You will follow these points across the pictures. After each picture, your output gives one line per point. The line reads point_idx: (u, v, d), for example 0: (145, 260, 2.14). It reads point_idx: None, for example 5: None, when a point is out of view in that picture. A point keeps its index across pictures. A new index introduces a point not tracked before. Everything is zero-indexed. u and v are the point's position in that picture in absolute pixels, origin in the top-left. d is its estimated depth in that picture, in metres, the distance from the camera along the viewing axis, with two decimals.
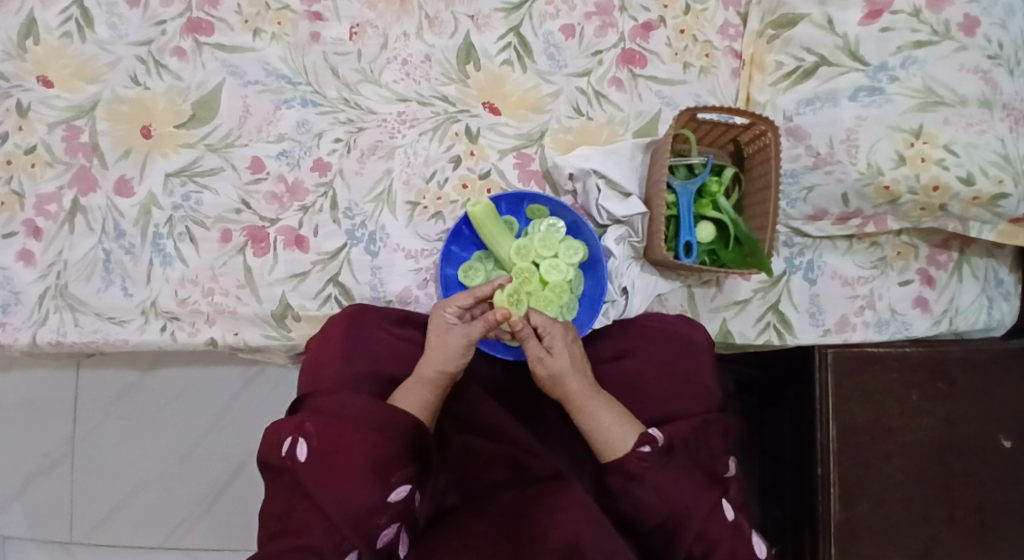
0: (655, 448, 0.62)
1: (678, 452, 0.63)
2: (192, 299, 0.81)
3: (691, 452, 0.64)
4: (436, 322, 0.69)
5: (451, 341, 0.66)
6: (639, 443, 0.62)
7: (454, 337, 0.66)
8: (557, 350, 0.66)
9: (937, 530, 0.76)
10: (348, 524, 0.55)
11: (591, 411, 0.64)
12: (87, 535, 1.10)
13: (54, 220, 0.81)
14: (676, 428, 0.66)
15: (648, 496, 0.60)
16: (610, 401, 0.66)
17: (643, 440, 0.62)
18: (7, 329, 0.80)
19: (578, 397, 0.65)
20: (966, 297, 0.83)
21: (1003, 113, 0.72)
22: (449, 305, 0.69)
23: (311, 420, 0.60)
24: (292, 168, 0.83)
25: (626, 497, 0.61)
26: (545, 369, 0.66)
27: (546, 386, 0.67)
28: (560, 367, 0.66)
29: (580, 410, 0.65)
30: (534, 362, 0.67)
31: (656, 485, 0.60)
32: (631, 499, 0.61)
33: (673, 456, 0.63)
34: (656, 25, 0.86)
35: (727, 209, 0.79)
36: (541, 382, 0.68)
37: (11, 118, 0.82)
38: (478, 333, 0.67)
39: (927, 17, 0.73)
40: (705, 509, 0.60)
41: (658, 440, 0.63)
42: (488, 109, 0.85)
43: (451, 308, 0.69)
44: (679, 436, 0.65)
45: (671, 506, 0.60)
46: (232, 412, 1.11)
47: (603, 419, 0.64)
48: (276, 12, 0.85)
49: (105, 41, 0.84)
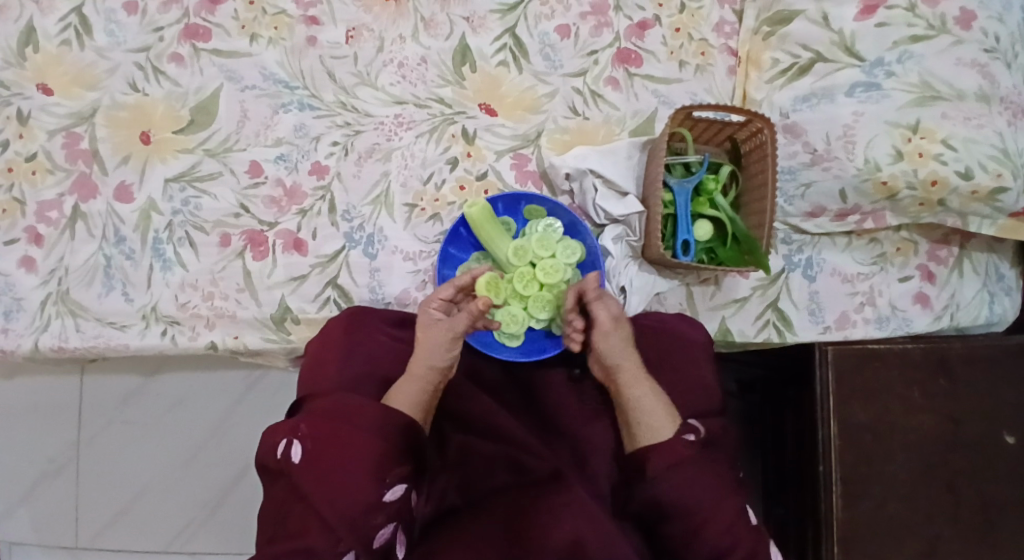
0: (697, 438, 0.64)
1: (713, 448, 0.65)
2: (192, 303, 0.82)
3: (721, 449, 0.67)
4: (421, 319, 0.70)
5: (435, 336, 0.67)
6: (682, 431, 0.64)
7: (440, 330, 0.68)
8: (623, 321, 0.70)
9: (941, 528, 0.76)
10: (345, 526, 0.55)
11: (648, 386, 0.67)
12: (92, 539, 1.11)
13: (55, 226, 0.82)
14: (710, 423, 0.68)
15: (689, 481, 0.60)
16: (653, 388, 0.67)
17: (687, 429, 0.64)
18: (10, 335, 0.81)
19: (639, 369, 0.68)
20: (968, 293, 0.83)
21: (1001, 107, 0.72)
22: (433, 300, 0.70)
23: (306, 422, 0.60)
24: (290, 172, 0.84)
25: (665, 480, 0.61)
26: (615, 335, 0.69)
27: (606, 357, 0.69)
28: (626, 338, 0.69)
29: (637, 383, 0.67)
30: (600, 330, 0.69)
31: (696, 472, 0.61)
32: (672, 482, 0.60)
33: (710, 450, 0.65)
34: (652, 24, 0.86)
35: (725, 207, 0.79)
36: (600, 353, 0.69)
37: (12, 125, 0.83)
38: (462, 326, 0.68)
39: (923, 11, 0.72)
40: (733, 505, 0.61)
41: (700, 431, 0.65)
42: (485, 110, 0.86)
43: (435, 304, 0.70)
44: (713, 432, 0.67)
45: (706, 495, 0.60)
46: (235, 416, 1.11)
47: (651, 404, 0.65)
48: (272, 16, 0.85)
49: (104, 48, 0.85)
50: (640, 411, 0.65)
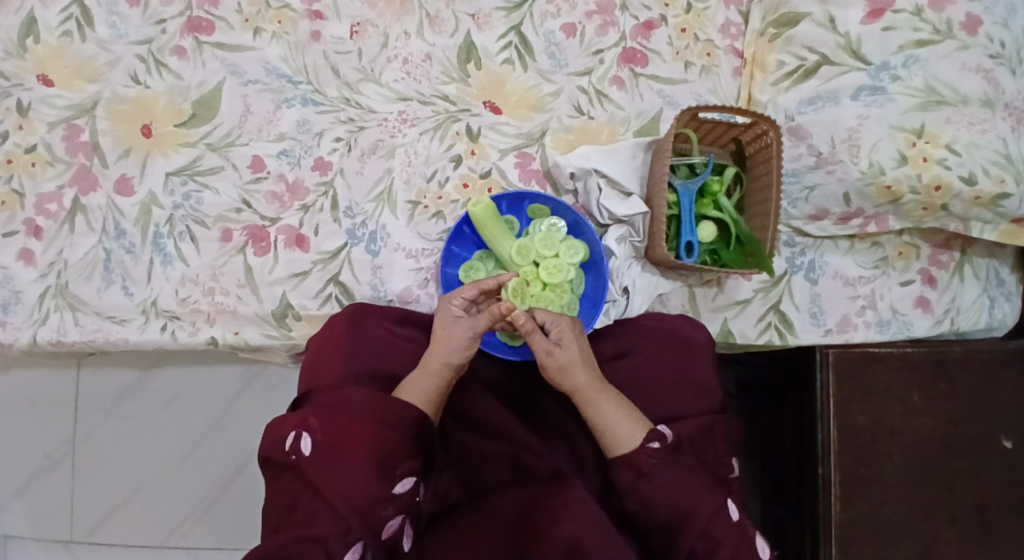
0: (664, 444, 0.63)
1: (684, 451, 0.64)
2: (192, 298, 0.81)
3: (698, 450, 0.65)
4: (441, 315, 0.68)
5: (456, 335, 0.66)
6: (646, 440, 0.62)
7: (461, 329, 0.66)
8: (566, 342, 0.66)
9: (938, 530, 0.76)
10: (356, 515, 0.55)
11: (600, 403, 0.64)
12: (89, 533, 1.10)
13: (54, 220, 0.81)
14: (682, 426, 0.66)
15: (656, 493, 0.60)
16: (620, 396, 0.66)
17: (653, 437, 0.63)
18: (8, 328, 0.80)
19: (589, 390, 0.65)
20: (968, 297, 0.83)
21: (1004, 113, 0.72)
22: (456, 298, 0.69)
23: (315, 415, 0.60)
24: (292, 167, 0.83)
25: (632, 495, 0.61)
26: (554, 361, 0.65)
27: (554, 379, 0.67)
28: (569, 358, 0.65)
29: (588, 404, 0.65)
30: (542, 357, 0.66)
31: (665, 484, 0.61)
32: (638, 496, 0.61)
33: (681, 453, 0.63)
34: (657, 24, 0.86)
35: (729, 209, 0.79)
36: (547, 376, 0.67)
37: (12, 117, 0.82)
38: (484, 326, 0.66)
39: (929, 15, 0.72)
40: (709, 509, 0.60)
41: (666, 437, 0.63)
42: (489, 108, 0.85)
43: (457, 301, 0.68)
44: (687, 434, 0.65)
45: (679, 504, 0.60)
46: (234, 412, 1.11)
47: (613, 416, 0.64)
48: (276, 10, 0.85)
49: (105, 40, 0.84)
50: (602, 425, 0.64)
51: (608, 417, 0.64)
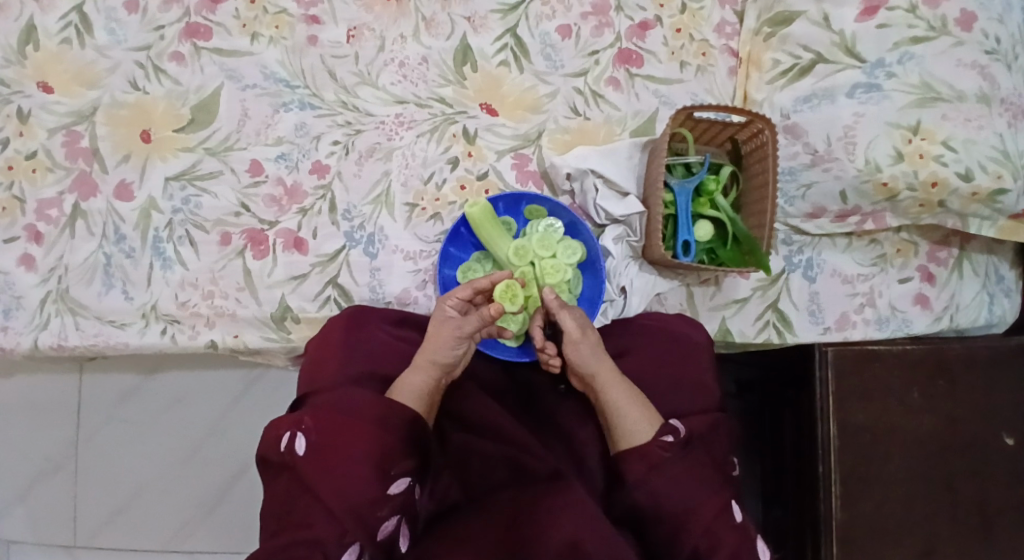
0: (677, 438, 0.63)
1: (696, 446, 0.64)
2: (192, 302, 0.82)
3: (709, 447, 0.65)
4: (435, 315, 0.69)
5: (445, 334, 0.66)
6: (661, 432, 0.63)
7: (450, 327, 0.66)
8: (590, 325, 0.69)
9: (938, 528, 0.76)
10: (350, 516, 0.55)
11: (620, 387, 0.66)
12: (90, 538, 1.11)
13: (55, 225, 0.82)
14: (693, 423, 0.67)
15: (665, 486, 0.60)
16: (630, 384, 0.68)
17: (666, 430, 0.63)
18: (9, 333, 0.80)
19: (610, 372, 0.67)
20: (967, 293, 0.83)
21: (1001, 108, 0.72)
22: (450, 298, 0.69)
23: (311, 415, 0.61)
24: (291, 171, 0.84)
25: (642, 487, 0.61)
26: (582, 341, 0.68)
27: (575, 363, 0.68)
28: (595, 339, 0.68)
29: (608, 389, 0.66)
30: (569, 337, 0.68)
31: (674, 476, 0.61)
32: (648, 489, 0.60)
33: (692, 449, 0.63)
34: (653, 24, 0.87)
35: (726, 207, 0.79)
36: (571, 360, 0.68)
37: (12, 123, 0.83)
38: (472, 326, 0.67)
39: (923, 12, 0.72)
40: (714, 507, 0.60)
41: (679, 431, 0.64)
42: (485, 110, 0.86)
43: (451, 301, 0.69)
44: (697, 431, 0.66)
45: (684, 500, 0.60)
46: (233, 415, 1.11)
47: (629, 404, 0.65)
48: (274, 15, 0.85)
49: (104, 46, 0.84)
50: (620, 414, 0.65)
51: (619, 404, 0.65)
